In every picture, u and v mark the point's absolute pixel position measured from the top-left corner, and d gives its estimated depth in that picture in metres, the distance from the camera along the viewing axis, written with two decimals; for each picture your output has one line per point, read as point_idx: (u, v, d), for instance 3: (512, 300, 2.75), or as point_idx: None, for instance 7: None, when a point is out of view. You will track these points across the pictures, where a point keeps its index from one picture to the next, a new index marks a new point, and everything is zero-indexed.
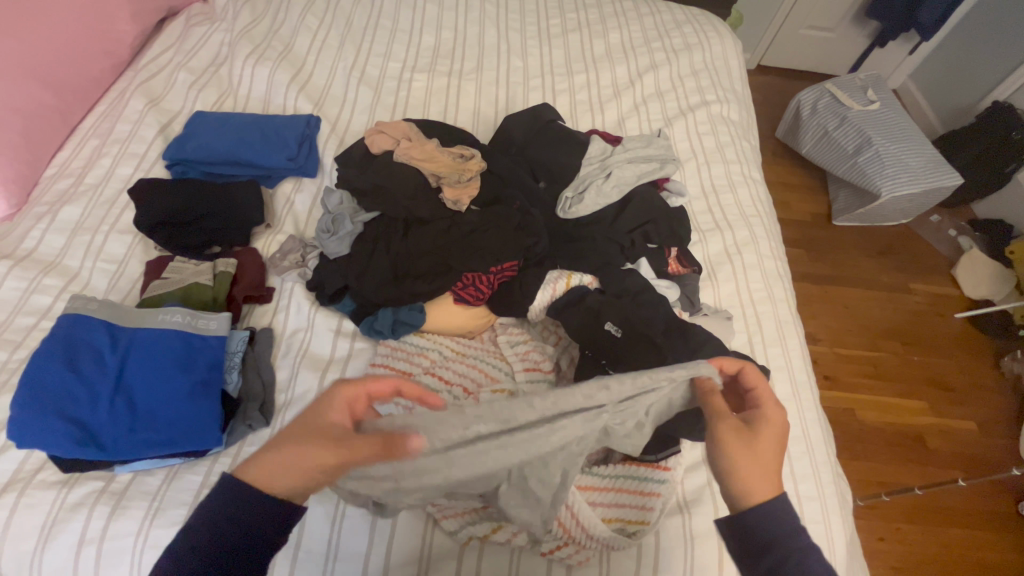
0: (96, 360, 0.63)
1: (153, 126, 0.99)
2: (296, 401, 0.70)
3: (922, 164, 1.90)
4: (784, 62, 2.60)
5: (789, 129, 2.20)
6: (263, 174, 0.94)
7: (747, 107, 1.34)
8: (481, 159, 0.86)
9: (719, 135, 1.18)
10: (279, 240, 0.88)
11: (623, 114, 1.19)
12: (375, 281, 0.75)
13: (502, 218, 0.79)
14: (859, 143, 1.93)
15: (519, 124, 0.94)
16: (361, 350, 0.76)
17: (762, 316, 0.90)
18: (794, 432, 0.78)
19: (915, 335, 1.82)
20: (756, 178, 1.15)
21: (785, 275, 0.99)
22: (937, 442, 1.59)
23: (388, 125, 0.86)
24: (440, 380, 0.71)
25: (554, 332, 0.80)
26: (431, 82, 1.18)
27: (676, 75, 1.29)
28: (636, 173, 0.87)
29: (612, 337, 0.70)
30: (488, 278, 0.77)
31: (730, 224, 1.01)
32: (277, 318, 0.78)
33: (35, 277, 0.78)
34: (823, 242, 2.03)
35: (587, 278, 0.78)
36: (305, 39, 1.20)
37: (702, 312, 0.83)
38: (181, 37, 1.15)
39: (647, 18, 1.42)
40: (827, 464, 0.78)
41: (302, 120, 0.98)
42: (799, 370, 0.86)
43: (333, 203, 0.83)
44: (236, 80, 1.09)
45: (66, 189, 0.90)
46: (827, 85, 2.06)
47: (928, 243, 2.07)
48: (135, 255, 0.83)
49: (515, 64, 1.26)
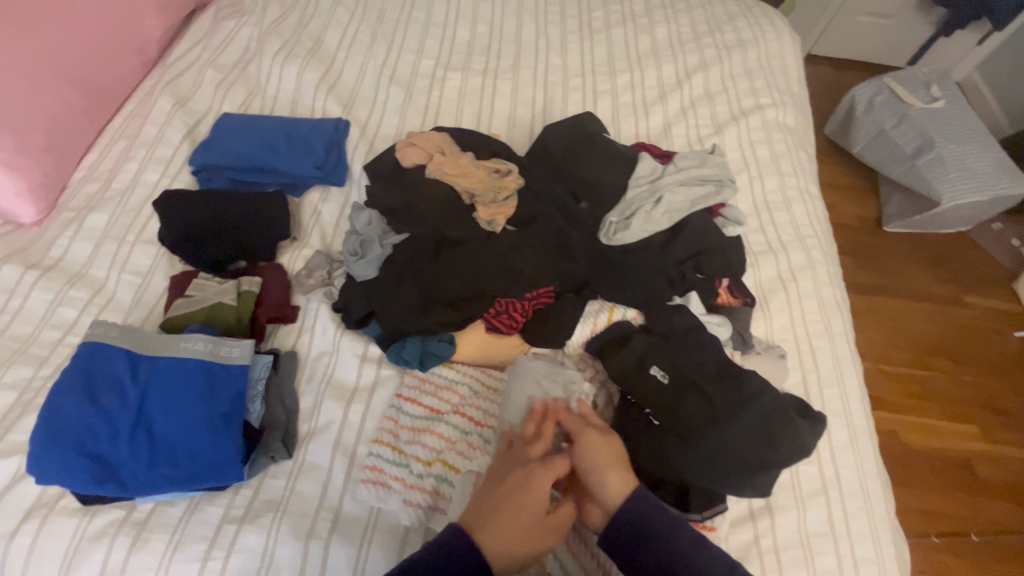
0: (116, 391, 0.59)
1: (179, 128, 0.95)
2: (319, 432, 0.68)
3: (987, 169, 1.76)
4: (837, 52, 2.44)
5: (840, 126, 2.07)
6: (290, 183, 0.89)
7: (806, 111, 1.24)
8: (518, 174, 0.79)
9: (774, 144, 1.09)
10: (305, 255, 0.84)
11: (669, 120, 1.11)
12: (401, 308, 0.70)
13: (537, 241, 0.74)
14: (919, 145, 1.81)
15: (559, 131, 0.84)
16: (387, 378, 0.73)
17: (819, 352, 0.82)
18: (851, 485, 0.73)
19: (968, 353, 1.71)
20: (813, 193, 1.06)
21: (844, 304, 0.91)
22: (986, 469, 1.50)
23: (421, 137, 0.80)
24: (468, 421, 0.67)
25: (591, 365, 0.72)
26: (465, 82, 1.11)
27: (728, 75, 1.20)
28: (689, 199, 0.74)
29: (658, 384, 0.64)
30: (523, 305, 0.73)
31: (784, 246, 0.93)
32: (302, 339, 0.75)
33: (61, 289, 0.77)
34: (873, 249, 1.91)
35: (631, 313, 0.71)
36: (335, 33, 1.15)
37: (755, 351, 0.75)
38: (210, 32, 1.11)
39: (696, 10, 1.33)
40: (885, 520, 0.73)
41: (332, 125, 0.94)
42: (858, 414, 0.79)
43: (361, 222, 0.77)
44: (264, 78, 1.05)
45: (93, 195, 0.88)
46: (885, 80, 1.93)
47: (986, 253, 1.94)
48: (160, 268, 0.81)
49: (554, 61, 1.18)
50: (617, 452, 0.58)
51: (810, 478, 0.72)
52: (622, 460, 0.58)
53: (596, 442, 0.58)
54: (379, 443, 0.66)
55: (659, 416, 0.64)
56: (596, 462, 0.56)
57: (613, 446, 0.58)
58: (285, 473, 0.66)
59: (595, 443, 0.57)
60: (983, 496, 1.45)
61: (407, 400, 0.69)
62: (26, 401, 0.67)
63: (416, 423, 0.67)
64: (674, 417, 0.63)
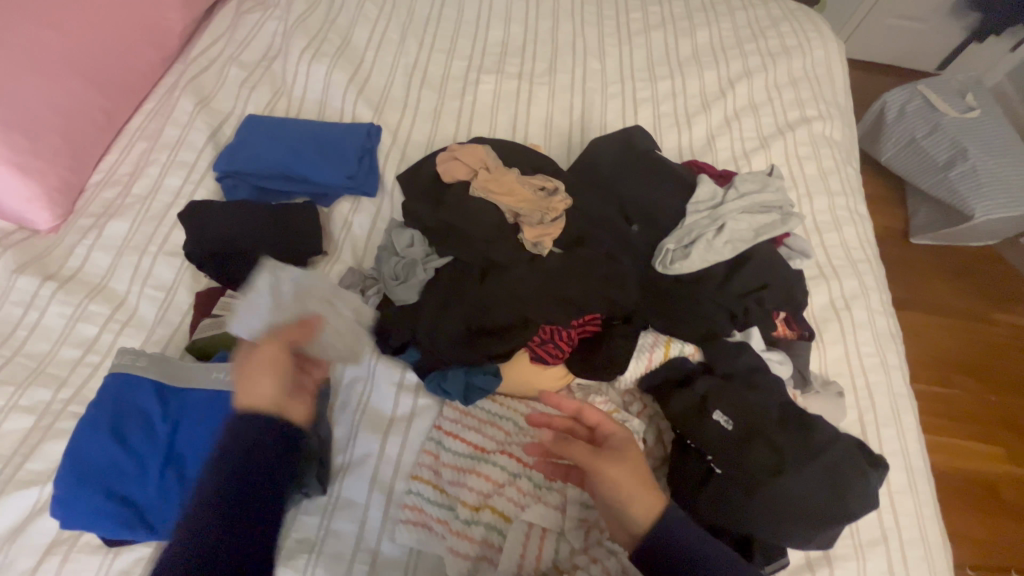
0: (145, 428, 0.56)
1: (203, 130, 0.90)
2: (355, 466, 0.64)
3: (1023, 184, 1.71)
4: (867, 56, 2.36)
5: (868, 134, 2.00)
6: (318, 192, 0.85)
7: (851, 124, 1.18)
8: (565, 193, 0.74)
9: (822, 160, 1.04)
10: (338, 272, 0.80)
11: (713, 131, 1.06)
12: (446, 339, 0.66)
13: (588, 268, 0.69)
14: (951, 156, 1.75)
15: (608, 147, 0.81)
16: (425, 407, 0.69)
17: (874, 388, 0.78)
18: (910, 533, 0.69)
19: (995, 371, 1.67)
20: (863, 213, 1.01)
21: (897, 334, 0.87)
22: (1014, 493, 1.46)
23: (464, 151, 0.75)
24: (517, 461, 0.63)
25: (638, 399, 0.69)
26: (500, 86, 1.06)
27: (772, 84, 1.14)
28: (752, 229, 0.69)
29: (721, 430, 0.60)
30: (569, 334, 0.69)
31: (836, 271, 0.89)
32: (334, 364, 0.71)
33: (81, 303, 0.72)
34: (901, 263, 1.86)
35: (689, 348, 0.68)
36: (364, 30, 1.09)
37: (814, 389, 0.71)
38: (233, 27, 1.06)
39: (739, 13, 1.27)
40: (945, 569, 0.69)
41: (363, 131, 0.89)
42: (915, 454, 0.76)
43: (403, 243, 0.73)
44: (290, 78, 1.00)
45: (113, 200, 0.83)
46: (920, 86, 1.86)
47: (1016, 269, 1.89)
48: (184, 282, 0.77)
49: (592, 66, 1.13)
50: (641, 472, 0.52)
51: (868, 525, 0.68)
52: (649, 482, 0.52)
53: (616, 471, 0.52)
54: (419, 480, 0.63)
55: (721, 463, 0.59)
56: (614, 492, 0.52)
57: (633, 471, 0.52)
58: (318, 510, 0.61)
59: (611, 472, 0.52)
60: (1011, 521, 1.42)
61: (448, 435, 0.65)
62: (45, 426, 0.63)
63: (459, 461, 0.63)
64: (737, 465, 0.59)
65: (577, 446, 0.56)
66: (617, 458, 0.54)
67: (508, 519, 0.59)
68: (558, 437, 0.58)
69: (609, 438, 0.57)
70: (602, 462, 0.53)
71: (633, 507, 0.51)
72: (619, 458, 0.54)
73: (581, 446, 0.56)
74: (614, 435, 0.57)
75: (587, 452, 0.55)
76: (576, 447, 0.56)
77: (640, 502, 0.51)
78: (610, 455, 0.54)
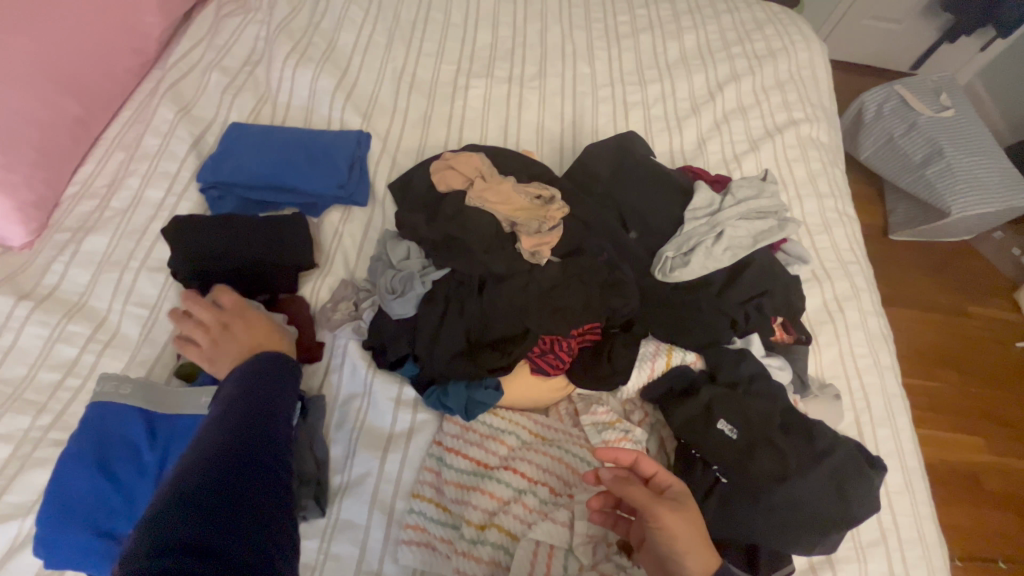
0: (132, 458, 0.54)
1: (184, 139, 0.87)
2: (354, 485, 0.63)
3: (997, 181, 1.75)
4: (845, 57, 2.41)
5: (848, 133, 2.04)
6: (307, 203, 0.82)
7: (837, 126, 1.20)
8: (562, 201, 0.73)
9: (810, 162, 1.05)
10: (329, 285, 0.78)
11: (703, 135, 1.06)
12: (445, 352, 0.66)
13: (586, 275, 0.68)
14: (928, 154, 1.79)
15: (604, 153, 0.80)
16: (424, 422, 0.67)
17: (869, 389, 0.79)
18: (908, 532, 0.70)
19: (974, 364, 1.71)
20: (851, 214, 1.03)
21: (888, 334, 0.88)
22: (995, 483, 1.51)
23: (460, 160, 0.74)
24: (522, 477, 0.61)
25: (638, 408, 0.69)
26: (490, 90, 1.05)
27: (760, 87, 1.15)
28: (750, 235, 0.70)
29: (727, 439, 0.60)
30: (569, 344, 0.68)
31: (828, 273, 0.90)
32: (330, 379, 0.69)
33: (59, 323, 0.69)
34: (883, 260, 1.90)
35: (691, 357, 0.68)
36: (349, 34, 1.07)
37: (813, 394, 0.72)
38: (213, 31, 1.02)
39: (724, 16, 1.28)
40: (942, 567, 0.70)
41: (353, 138, 0.87)
42: (910, 454, 0.77)
43: (398, 255, 0.72)
44: (274, 84, 0.97)
45: (90, 213, 0.79)
46: (896, 86, 1.90)
47: (991, 263, 1.94)
48: (169, 298, 0.74)
49: (582, 69, 1.12)
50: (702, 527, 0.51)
51: (868, 527, 0.69)
52: (705, 538, 0.51)
53: (679, 526, 0.50)
54: (420, 499, 0.61)
55: (727, 473, 0.59)
56: (676, 547, 0.50)
57: (694, 524, 0.51)
58: (318, 533, 0.59)
59: (675, 526, 0.50)
60: (994, 510, 1.46)
61: (450, 451, 0.64)
62: (24, 455, 0.60)
63: (462, 479, 0.62)
64: (741, 473, 0.59)
65: (638, 489, 0.51)
66: (679, 510, 0.51)
67: (518, 538, 0.58)
68: (613, 476, 0.53)
69: (667, 488, 0.54)
70: (666, 514, 0.50)
71: (691, 563, 0.49)
72: (681, 509, 0.51)
73: (642, 490, 0.51)
74: (672, 486, 0.54)
75: (649, 498, 0.51)
76: (637, 491, 0.51)
77: (697, 556, 0.50)
78: (672, 506, 0.51)
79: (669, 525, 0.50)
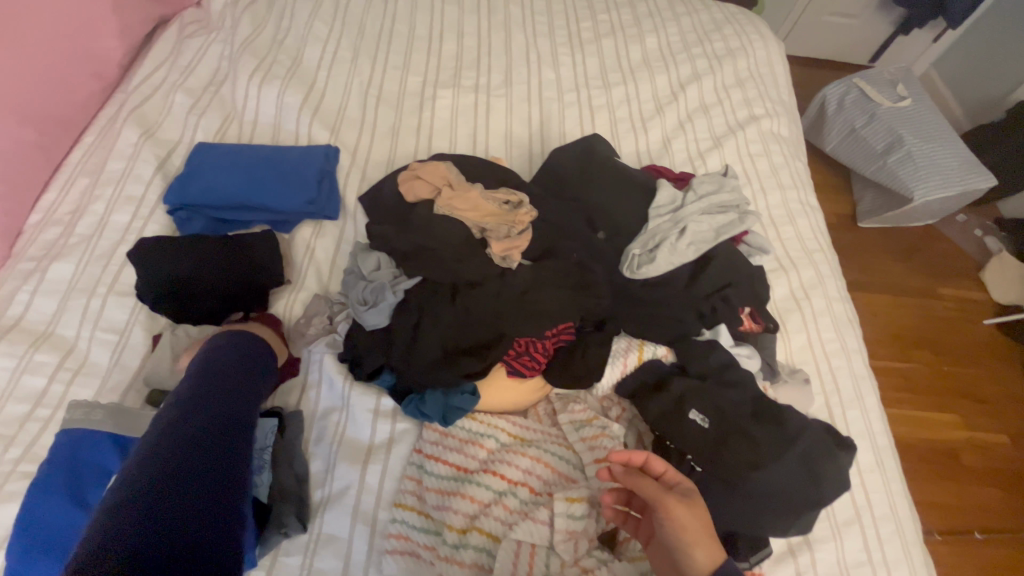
0: (104, 488, 0.53)
1: (150, 161, 0.86)
2: (335, 499, 0.62)
3: (955, 165, 1.82)
4: (806, 53, 2.49)
5: (813, 125, 2.10)
6: (278, 219, 0.83)
7: (797, 120, 1.24)
8: (530, 205, 0.74)
9: (772, 156, 1.08)
10: (302, 300, 0.78)
11: (668, 134, 1.09)
12: (421, 359, 0.66)
13: (558, 275, 0.70)
14: (889, 143, 1.85)
15: (569, 157, 0.82)
16: (404, 432, 0.67)
17: (838, 372, 0.82)
18: (882, 510, 0.72)
19: (944, 342, 1.77)
20: (813, 204, 1.06)
21: (854, 319, 0.91)
22: (971, 458, 1.55)
23: (426, 168, 0.75)
24: (501, 480, 0.62)
25: (616, 403, 0.70)
26: (457, 100, 1.06)
27: (721, 85, 1.19)
28: (713, 228, 0.72)
29: (699, 429, 0.62)
30: (544, 344, 0.69)
31: (794, 263, 0.92)
32: (307, 396, 0.70)
33: (26, 353, 0.68)
34: (853, 247, 1.96)
35: (661, 350, 0.69)
36: (314, 50, 1.07)
37: (782, 378, 0.74)
38: (176, 52, 1.02)
39: (684, 18, 1.31)
40: (916, 541, 0.73)
41: (321, 153, 0.87)
42: (880, 433, 0.79)
43: (369, 266, 0.72)
44: (240, 103, 0.97)
45: (55, 240, 0.78)
46: (855, 79, 1.96)
47: (956, 245, 2.00)
48: (139, 322, 0.73)
49: (547, 75, 1.14)
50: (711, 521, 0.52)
51: (843, 506, 0.71)
52: (712, 534, 0.52)
53: (685, 518, 0.52)
54: (402, 507, 0.61)
55: (701, 462, 0.61)
56: (682, 539, 0.51)
57: (701, 518, 0.52)
58: (299, 549, 0.59)
59: (682, 517, 0.52)
60: (972, 484, 1.50)
61: (430, 458, 0.64)
62: None
63: (443, 486, 0.62)
64: (716, 461, 0.60)
65: (648, 483, 0.54)
66: (687, 503, 0.53)
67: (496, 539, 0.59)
68: (623, 470, 0.57)
69: (676, 483, 0.56)
70: (673, 504, 0.52)
71: (697, 555, 0.51)
72: (689, 502, 0.53)
73: (652, 484, 0.54)
74: (682, 482, 0.56)
75: (658, 491, 0.54)
76: (646, 484, 0.54)
77: (703, 549, 0.51)
78: (680, 499, 0.53)
79: (677, 518, 0.52)
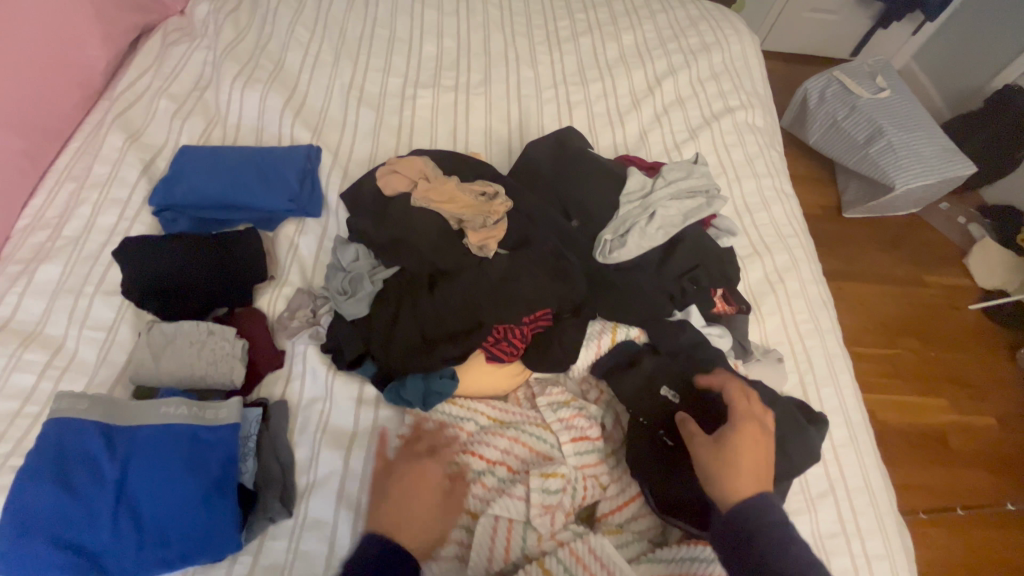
0: (91, 474, 0.54)
1: (135, 165, 0.88)
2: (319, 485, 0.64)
3: (934, 153, 1.85)
4: (788, 48, 2.52)
5: (795, 118, 2.13)
6: (262, 218, 0.85)
7: (772, 111, 1.27)
8: (505, 196, 0.76)
9: (747, 146, 1.11)
10: (285, 295, 0.80)
11: (645, 127, 1.11)
12: (401, 344, 0.68)
13: (534, 262, 0.71)
14: (870, 134, 1.88)
15: (543, 150, 0.84)
16: (387, 419, 0.70)
17: (812, 351, 0.84)
18: (855, 482, 0.74)
19: (929, 328, 1.80)
20: (788, 192, 1.09)
21: (828, 301, 0.93)
22: (959, 440, 1.57)
23: (403, 163, 0.77)
24: (480, 460, 0.63)
25: (595, 386, 0.72)
26: (437, 99, 1.08)
27: (696, 79, 1.21)
28: (681, 213, 0.74)
29: (669, 403, 0.65)
30: (523, 330, 0.70)
31: (768, 248, 0.95)
32: (291, 387, 0.70)
33: (15, 352, 0.69)
34: (838, 237, 1.98)
35: (634, 332, 0.72)
36: (296, 54, 1.10)
37: (755, 358, 0.76)
38: (159, 59, 1.04)
39: (659, 15, 1.34)
40: (890, 512, 0.75)
41: (302, 152, 0.89)
42: (853, 409, 0.81)
43: (348, 258, 0.75)
44: (224, 107, 0.99)
45: (43, 243, 0.80)
46: (835, 72, 1.99)
47: (939, 232, 2.03)
48: (126, 319, 0.75)
49: (525, 73, 1.16)
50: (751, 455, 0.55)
51: (817, 479, 0.73)
52: (750, 468, 0.54)
53: (710, 450, 0.56)
54: None
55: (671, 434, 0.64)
56: (705, 469, 0.56)
57: (735, 451, 0.55)
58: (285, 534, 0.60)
59: (705, 451, 0.57)
60: (959, 465, 1.52)
61: None
62: None
63: None
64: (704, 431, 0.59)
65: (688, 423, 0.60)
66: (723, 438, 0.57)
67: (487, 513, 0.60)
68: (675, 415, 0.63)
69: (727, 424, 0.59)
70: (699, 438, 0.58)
71: (725, 484, 0.54)
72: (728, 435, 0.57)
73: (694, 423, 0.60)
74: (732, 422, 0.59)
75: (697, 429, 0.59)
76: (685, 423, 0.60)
77: (737, 479, 0.54)
78: (714, 434, 0.58)
79: (706, 449, 0.57)
